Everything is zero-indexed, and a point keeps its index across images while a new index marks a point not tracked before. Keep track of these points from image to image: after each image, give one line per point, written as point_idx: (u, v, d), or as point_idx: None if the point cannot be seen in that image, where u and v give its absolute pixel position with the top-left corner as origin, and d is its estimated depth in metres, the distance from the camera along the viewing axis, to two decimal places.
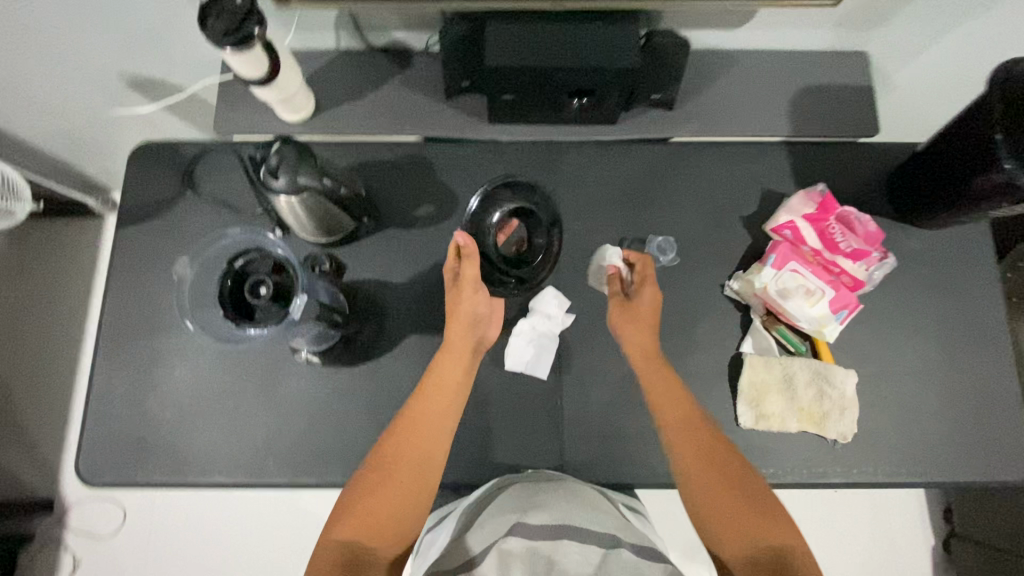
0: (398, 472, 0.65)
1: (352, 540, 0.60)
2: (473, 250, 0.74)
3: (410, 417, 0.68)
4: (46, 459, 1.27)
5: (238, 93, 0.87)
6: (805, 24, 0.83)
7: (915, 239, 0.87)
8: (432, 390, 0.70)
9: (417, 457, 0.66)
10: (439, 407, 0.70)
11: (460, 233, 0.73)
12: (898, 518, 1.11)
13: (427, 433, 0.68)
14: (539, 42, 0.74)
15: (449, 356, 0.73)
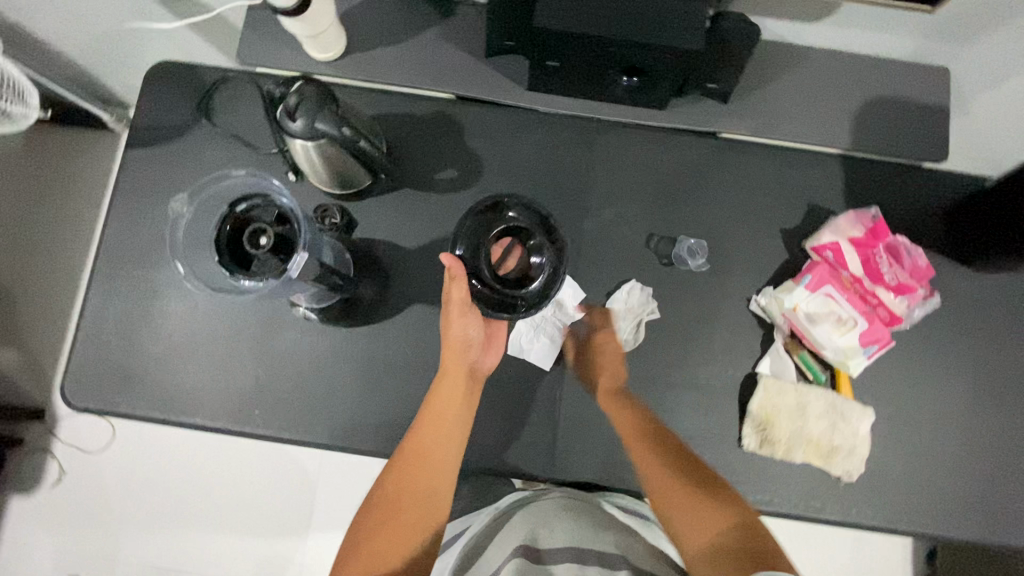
0: (404, 509, 0.63)
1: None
2: (461, 271, 0.67)
3: (412, 450, 0.66)
4: (41, 367, 1.28)
5: (266, 20, 0.81)
6: (888, 28, 0.75)
7: (964, 279, 0.81)
8: (430, 417, 0.67)
9: (419, 493, 0.65)
10: (440, 437, 0.67)
11: (447, 256, 0.66)
12: (882, 558, 1.09)
13: (428, 466, 0.66)
14: (597, 8, 0.67)
15: (449, 382, 0.69)
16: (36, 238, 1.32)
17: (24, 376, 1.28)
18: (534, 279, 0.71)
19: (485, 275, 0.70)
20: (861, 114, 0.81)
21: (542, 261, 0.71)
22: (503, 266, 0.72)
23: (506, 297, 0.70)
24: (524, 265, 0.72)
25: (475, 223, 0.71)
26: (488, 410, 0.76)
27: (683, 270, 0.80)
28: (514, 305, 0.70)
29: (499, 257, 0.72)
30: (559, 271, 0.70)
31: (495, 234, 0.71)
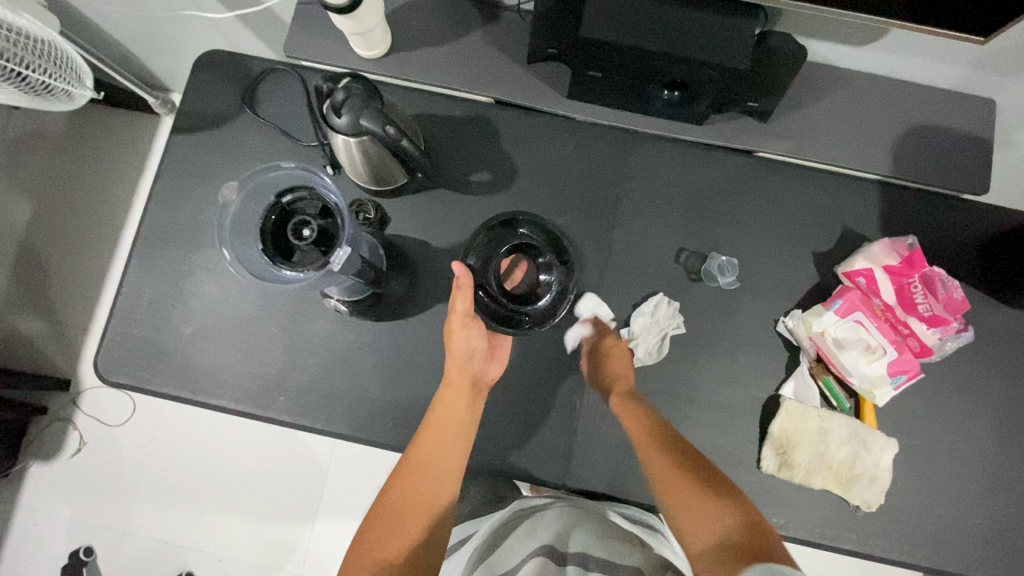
0: (403, 518, 0.63)
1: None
2: (466, 283, 0.68)
3: (416, 456, 0.66)
4: (70, 339, 1.33)
5: (315, 15, 0.83)
6: (937, 55, 0.75)
7: (998, 315, 0.80)
8: (433, 427, 0.68)
9: (420, 500, 0.64)
10: (439, 447, 0.67)
11: (456, 265, 0.68)
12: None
13: (427, 476, 0.66)
14: (643, 22, 0.68)
15: (451, 394, 0.70)
16: (75, 213, 1.36)
17: (53, 345, 1.32)
18: (541, 296, 0.73)
19: (493, 287, 0.72)
20: (903, 141, 0.80)
21: (550, 278, 0.73)
22: (510, 279, 0.74)
23: (512, 313, 0.72)
24: (531, 281, 0.74)
25: (488, 237, 0.73)
26: (507, 412, 0.77)
27: (712, 286, 0.80)
28: (519, 319, 0.72)
29: (503, 269, 0.73)
30: (566, 291, 0.73)
31: (506, 249, 0.73)
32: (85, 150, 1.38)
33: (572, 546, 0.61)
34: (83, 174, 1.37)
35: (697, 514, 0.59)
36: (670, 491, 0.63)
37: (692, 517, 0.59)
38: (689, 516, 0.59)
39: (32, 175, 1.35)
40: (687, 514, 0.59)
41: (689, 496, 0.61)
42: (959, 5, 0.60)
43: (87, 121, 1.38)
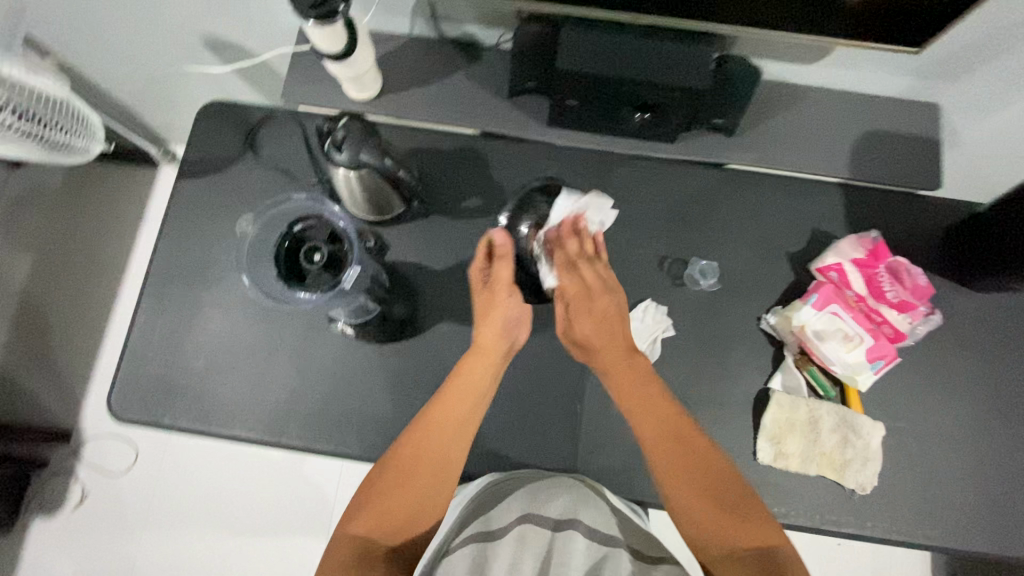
0: (414, 479, 0.65)
1: (369, 534, 0.63)
2: (506, 253, 0.74)
3: (434, 419, 0.68)
4: (71, 390, 1.34)
5: (310, 63, 0.89)
6: (877, 66, 0.83)
7: (964, 299, 0.85)
8: (455, 390, 0.70)
9: (432, 464, 0.67)
10: (457, 412, 0.69)
11: (498, 233, 0.73)
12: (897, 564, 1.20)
13: (444, 440, 0.67)
14: (611, 53, 0.75)
15: (476, 360, 0.71)
16: (75, 264, 1.40)
17: (54, 398, 1.33)
18: None
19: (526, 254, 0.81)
20: (858, 145, 0.87)
21: None
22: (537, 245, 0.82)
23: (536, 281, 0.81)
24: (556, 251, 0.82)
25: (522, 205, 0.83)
26: (510, 423, 0.80)
27: (696, 290, 0.85)
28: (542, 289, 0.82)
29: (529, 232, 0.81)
30: None
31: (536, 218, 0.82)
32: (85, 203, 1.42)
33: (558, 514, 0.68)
34: (84, 225, 1.42)
35: (711, 500, 0.64)
36: (678, 466, 0.66)
37: (701, 501, 0.64)
38: (702, 498, 0.64)
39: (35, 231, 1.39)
40: (696, 492, 0.65)
41: (702, 483, 0.65)
42: (896, 21, 0.68)
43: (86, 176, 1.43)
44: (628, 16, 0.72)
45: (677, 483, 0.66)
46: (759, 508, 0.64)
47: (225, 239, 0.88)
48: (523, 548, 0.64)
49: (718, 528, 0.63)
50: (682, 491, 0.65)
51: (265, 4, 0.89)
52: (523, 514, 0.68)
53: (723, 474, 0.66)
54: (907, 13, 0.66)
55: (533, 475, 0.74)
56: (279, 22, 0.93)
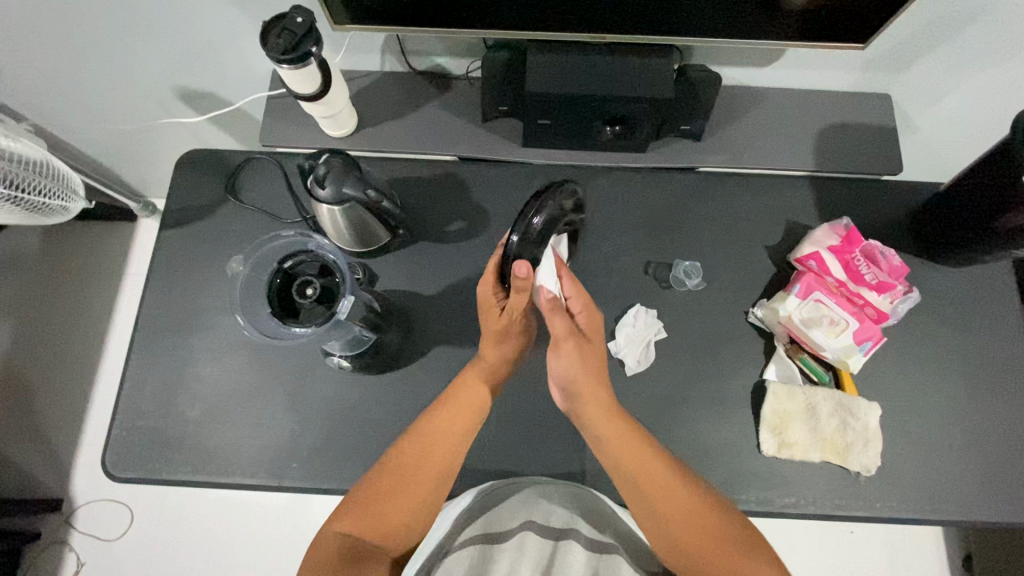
0: (409, 486, 0.66)
1: (358, 535, 0.63)
2: (529, 285, 0.69)
3: (433, 427, 0.69)
4: (57, 457, 1.35)
5: (285, 105, 0.92)
6: (827, 64, 0.88)
7: (939, 275, 0.88)
8: (455, 400, 0.71)
9: (424, 474, 0.67)
10: (460, 426, 0.70)
11: (525, 267, 0.67)
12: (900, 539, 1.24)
13: (445, 450, 0.69)
14: (576, 73, 0.79)
15: (479, 374, 0.74)
16: (67, 324, 1.43)
17: (41, 468, 1.35)
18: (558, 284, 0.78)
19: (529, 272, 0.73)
20: (821, 138, 0.91)
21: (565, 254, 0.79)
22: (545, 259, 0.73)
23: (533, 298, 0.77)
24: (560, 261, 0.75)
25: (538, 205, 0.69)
26: (514, 440, 0.80)
27: (682, 291, 0.87)
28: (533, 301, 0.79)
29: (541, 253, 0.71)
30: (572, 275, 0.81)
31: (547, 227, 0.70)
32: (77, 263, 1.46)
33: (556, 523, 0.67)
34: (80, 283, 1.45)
35: (684, 521, 0.65)
36: (647, 476, 0.67)
37: (678, 523, 0.64)
38: (678, 519, 0.65)
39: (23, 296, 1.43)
40: (671, 513, 0.65)
41: (679, 506, 0.65)
42: (840, 23, 0.72)
43: (76, 235, 1.48)
44: (589, 36, 0.75)
45: (658, 506, 0.66)
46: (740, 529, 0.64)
47: (213, 284, 0.88)
48: (522, 553, 0.63)
49: (686, 536, 0.64)
50: (657, 510, 0.66)
51: (238, 53, 0.92)
52: (525, 520, 0.67)
53: (704, 501, 0.66)
54: (846, 13, 0.71)
55: (534, 482, 0.73)
56: (252, 69, 0.95)
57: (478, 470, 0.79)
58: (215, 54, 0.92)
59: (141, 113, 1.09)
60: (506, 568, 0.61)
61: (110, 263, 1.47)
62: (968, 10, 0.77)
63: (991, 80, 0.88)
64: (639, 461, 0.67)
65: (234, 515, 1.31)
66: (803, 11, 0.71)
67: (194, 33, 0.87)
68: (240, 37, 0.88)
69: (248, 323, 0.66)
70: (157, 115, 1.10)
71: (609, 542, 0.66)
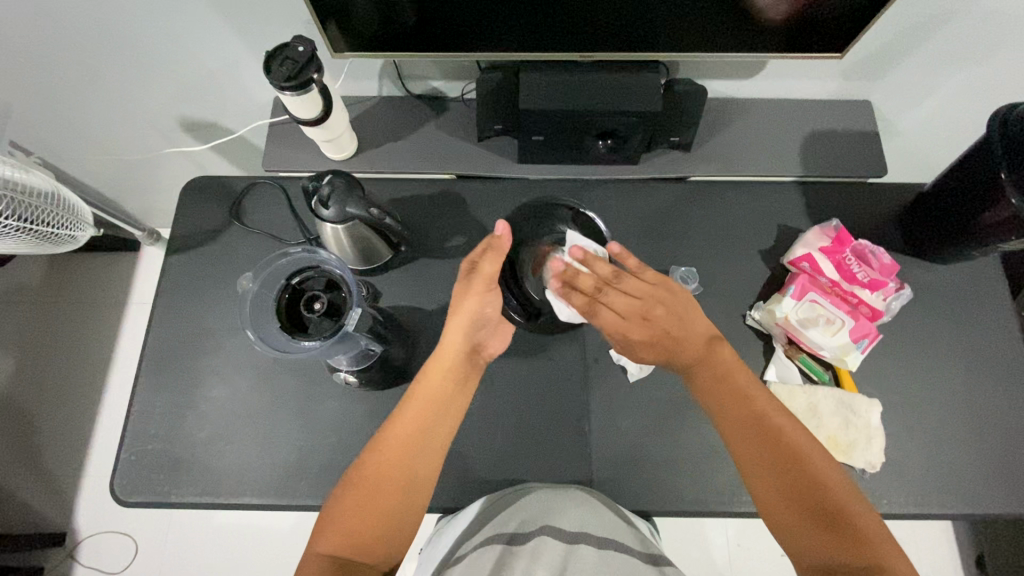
0: (380, 493, 0.64)
1: (336, 551, 0.61)
2: (500, 245, 0.73)
3: (396, 430, 0.68)
4: (63, 490, 1.34)
5: (287, 131, 0.95)
6: (804, 72, 0.92)
7: (928, 271, 0.90)
8: (416, 399, 0.70)
9: (397, 480, 0.65)
10: (419, 426, 0.68)
11: (500, 224, 0.73)
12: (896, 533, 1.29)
13: (407, 453, 0.67)
14: (567, 91, 0.82)
15: (438, 371, 0.72)
16: (72, 355, 1.43)
17: (45, 502, 1.33)
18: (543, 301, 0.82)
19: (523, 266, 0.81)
20: (805, 145, 0.95)
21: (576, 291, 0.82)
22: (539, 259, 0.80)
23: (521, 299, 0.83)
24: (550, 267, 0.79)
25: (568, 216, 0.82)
26: (521, 449, 0.81)
27: None
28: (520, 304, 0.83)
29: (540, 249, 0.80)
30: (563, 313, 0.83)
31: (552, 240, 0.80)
32: (81, 294, 1.48)
33: (569, 523, 0.66)
34: (84, 314, 1.47)
35: (764, 442, 0.64)
36: (737, 415, 0.67)
37: (756, 446, 0.64)
38: (757, 439, 0.65)
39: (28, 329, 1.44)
40: (755, 435, 0.65)
41: (756, 429, 0.65)
42: (819, 34, 0.76)
43: (81, 267, 1.50)
44: (579, 55, 0.79)
45: (740, 432, 0.66)
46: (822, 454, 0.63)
47: (218, 307, 0.89)
48: (535, 554, 0.62)
49: (778, 478, 0.62)
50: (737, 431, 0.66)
51: (240, 83, 0.95)
52: (537, 523, 0.67)
53: (785, 426, 0.65)
54: (821, 25, 0.75)
55: (543, 488, 0.74)
56: (253, 98, 0.99)
57: (486, 480, 0.79)
58: (220, 84, 0.95)
59: (146, 145, 1.13)
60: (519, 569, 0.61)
61: (115, 294, 1.49)
62: (935, 18, 0.81)
63: (964, 83, 0.92)
64: (722, 386, 0.69)
65: (242, 542, 1.30)
66: (783, 24, 0.74)
67: (198, 65, 0.91)
68: (241, 67, 0.92)
69: (258, 338, 0.69)
70: (161, 146, 1.13)
71: (623, 542, 0.65)
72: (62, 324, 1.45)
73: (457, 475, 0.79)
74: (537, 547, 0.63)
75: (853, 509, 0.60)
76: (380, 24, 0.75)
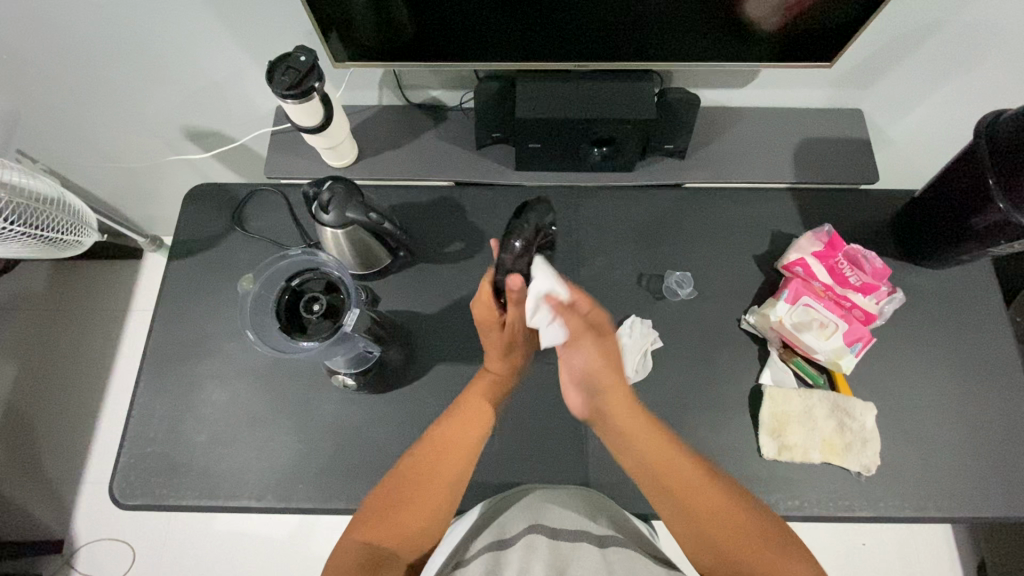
0: (420, 492, 0.67)
1: (373, 541, 0.64)
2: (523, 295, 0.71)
3: (443, 437, 0.71)
4: (61, 497, 1.34)
5: (290, 140, 0.97)
6: (796, 81, 0.94)
7: (921, 276, 0.91)
8: (466, 410, 0.73)
9: (438, 481, 0.69)
10: (472, 435, 0.72)
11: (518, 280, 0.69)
12: (891, 539, 1.29)
13: (458, 457, 0.70)
14: (563, 100, 0.84)
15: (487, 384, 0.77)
16: (73, 362, 1.44)
17: (43, 509, 1.33)
18: None
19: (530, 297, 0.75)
20: (798, 152, 0.96)
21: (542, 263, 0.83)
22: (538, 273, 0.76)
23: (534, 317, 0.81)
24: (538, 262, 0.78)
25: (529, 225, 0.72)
26: (518, 452, 0.81)
27: (676, 300, 0.89)
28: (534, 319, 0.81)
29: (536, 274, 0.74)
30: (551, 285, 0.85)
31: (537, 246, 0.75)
32: (84, 301, 1.50)
33: (566, 524, 0.67)
34: (86, 320, 1.48)
35: (703, 514, 0.65)
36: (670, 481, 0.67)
37: (696, 511, 0.66)
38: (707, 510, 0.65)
39: (30, 336, 1.46)
40: (701, 509, 0.65)
41: (691, 495, 0.66)
42: (809, 43, 0.78)
43: (85, 274, 1.51)
44: (573, 64, 0.81)
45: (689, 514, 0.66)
46: (776, 536, 0.63)
47: (219, 311, 0.90)
48: (534, 553, 0.63)
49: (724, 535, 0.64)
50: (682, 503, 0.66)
51: (245, 92, 0.97)
52: (534, 522, 0.67)
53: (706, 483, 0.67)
54: (810, 34, 0.76)
55: (544, 486, 0.75)
56: (256, 107, 1.01)
57: (483, 483, 0.79)
58: (223, 94, 0.98)
59: (150, 153, 1.15)
60: (517, 568, 0.61)
61: (118, 300, 1.50)
62: (923, 28, 0.83)
63: (953, 92, 0.94)
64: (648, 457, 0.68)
65: (238, 549, 1.30)
66: (774, 36, 0.76)
67: (203, 75, 0.93)
68: (245, 77, 0.94)
69: (259, 338, 0.71)
70: (165, 154, 1.15)
71: (622, 539, 0.66)
72: (64, 331, 1.47)
73: None
74: (532, 544, 0.64)
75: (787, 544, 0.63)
76: (382, 36, 0.77)
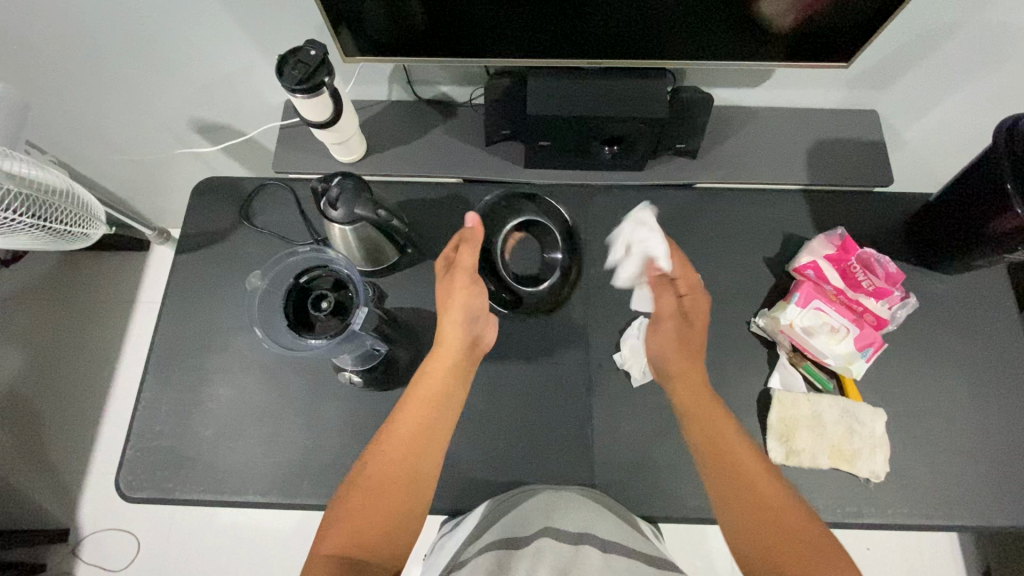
0: (383, 492, 0.67)
1: (347, 552, 0.62)
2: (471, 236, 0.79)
3: (397, 434, 0.70)
4: (66, 487, 1.35)
5: (299, 135, 0.96)
6: (808, 81, 0.93)
7: (934, 282, 0.90)
8: (416, 402, 0.73)
9: (402, 478, 0.68)
10: (428, 422, 0.72)
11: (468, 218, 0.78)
12: (896, 542, 1.29)
13: (415, 448, 0.70)
14: (574, 97, 0.83)
15: (437, 363, 0.76)
16: (79, 352, 1.45)
17: (49, 498, 1.34)
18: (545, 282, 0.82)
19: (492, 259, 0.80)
20: (811, 153, 0.95)
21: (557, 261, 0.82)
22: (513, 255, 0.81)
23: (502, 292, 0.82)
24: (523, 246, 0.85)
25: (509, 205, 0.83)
26: (524, 452, 0.81)
27: None
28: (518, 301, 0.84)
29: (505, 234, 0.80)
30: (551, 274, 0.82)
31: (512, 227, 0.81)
32: (91, 291, 1.50)
33: (572, 528, 0.66)
34: (94, 311, 1.48)
35: (740, 507, 0.66)
36: (717, 470, 0.69)
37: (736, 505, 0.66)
38: (723, 484, 0.68)
39: (38, 327, 1.47)
40: (731, 496, 0.67)
41: (733, 488, 0.68)
42: (820, 46, 0.77)
43: (92, 265, 1.52)
44: (583, 61, 0.80)
45: (736, 511, 0.66)
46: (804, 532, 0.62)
47: (225, 306, 0.90)
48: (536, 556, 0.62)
49: (765, 532, 0.63)
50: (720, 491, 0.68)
51: (254, 87, 0.97)
52: (540, 526, 0.66)
53: (749, 471, 0.68)
54: (824, 35, 0.75)
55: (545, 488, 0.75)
56: (265, 101, 1.01)
57: (489, 483, 0.79)
58: (233, 87, 0.97)
59: (158, 146, 1.14)
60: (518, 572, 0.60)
61: (125, 291, 1.51)
62: (940, 30, 0.82)
63: (971, 94, 0.92)
64: (713, 453, 0.71)
65: (242, 541, 1.30)
66: (787, 37, 0.75)
67: (213, 68, 0.93)
68: (254, 71, 0.93)
69: (267, 336, 0.71)
70: (173, 147, 1.15)
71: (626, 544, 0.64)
72: (71, 321, 1.47)
73: (460, 477, 0.79)
74: (535, 547, 0.63)
75: (813, 538, 0.62)
76: (391, 31, 0.76)
